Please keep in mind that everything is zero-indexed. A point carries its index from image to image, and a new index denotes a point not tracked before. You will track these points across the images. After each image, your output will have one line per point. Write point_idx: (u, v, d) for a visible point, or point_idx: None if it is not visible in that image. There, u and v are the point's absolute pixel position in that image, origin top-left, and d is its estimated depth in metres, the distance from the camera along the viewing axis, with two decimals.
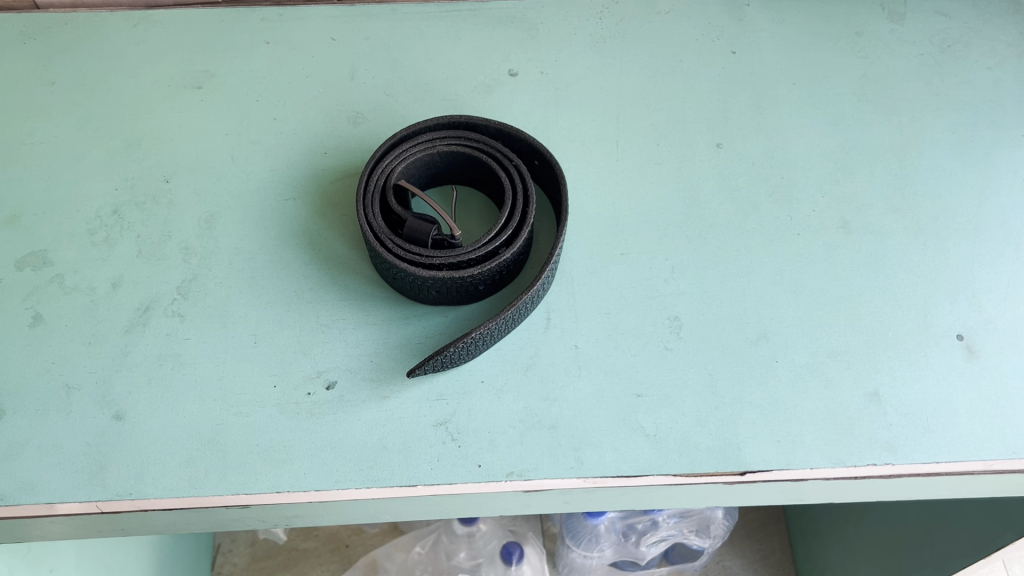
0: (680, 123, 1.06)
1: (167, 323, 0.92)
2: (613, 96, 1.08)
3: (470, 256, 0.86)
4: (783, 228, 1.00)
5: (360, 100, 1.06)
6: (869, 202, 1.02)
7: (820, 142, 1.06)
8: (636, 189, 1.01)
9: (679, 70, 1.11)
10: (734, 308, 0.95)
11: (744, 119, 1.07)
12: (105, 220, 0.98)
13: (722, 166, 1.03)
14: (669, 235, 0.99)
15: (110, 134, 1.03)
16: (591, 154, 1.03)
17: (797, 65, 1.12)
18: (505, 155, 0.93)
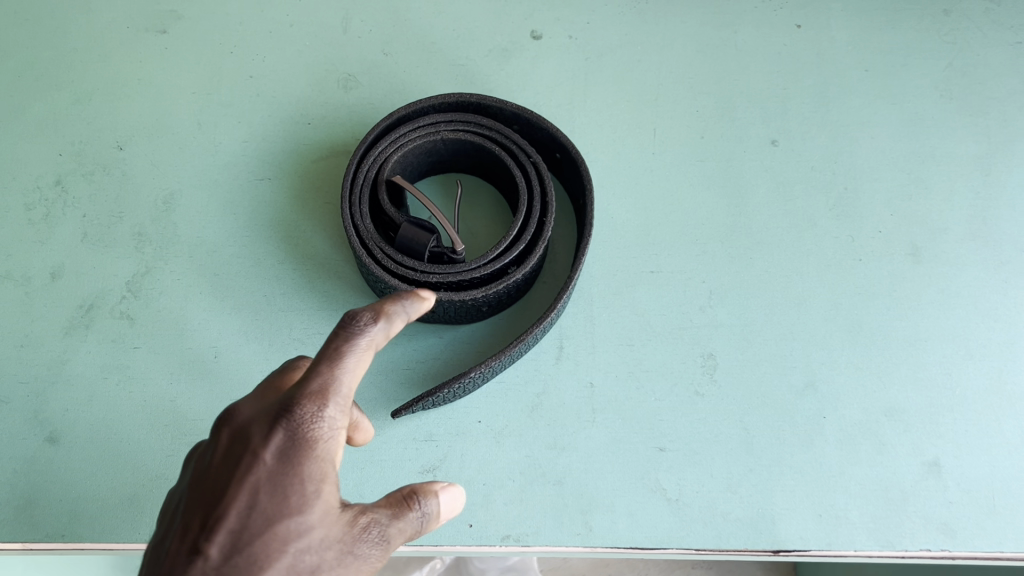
0: (730, 111, 0.96)
1: (114, 326, 0.84)
2: (654, 71, 0.97)
3: (473, 275, 0.77)
4: (841, 251, 0.90)
5: (353, 61, 0.96)
6: (946, 225, 0.92)
7: (890, 147, 0.95)
8: (674, 190, 0.92)
9: (732, 44, 0.99)
10: (778, 347, 0.86)
11: (805, 111, 0.96)
12: (46, 193, 0.89)
13: (775, 168, 0.93)
14: (708, 252, 0.89)
15: (56, 85, 0.94)
16: (622, 143, 0.93)
17: (871, 48, 1.00)
18: (522, 149, 0.83)
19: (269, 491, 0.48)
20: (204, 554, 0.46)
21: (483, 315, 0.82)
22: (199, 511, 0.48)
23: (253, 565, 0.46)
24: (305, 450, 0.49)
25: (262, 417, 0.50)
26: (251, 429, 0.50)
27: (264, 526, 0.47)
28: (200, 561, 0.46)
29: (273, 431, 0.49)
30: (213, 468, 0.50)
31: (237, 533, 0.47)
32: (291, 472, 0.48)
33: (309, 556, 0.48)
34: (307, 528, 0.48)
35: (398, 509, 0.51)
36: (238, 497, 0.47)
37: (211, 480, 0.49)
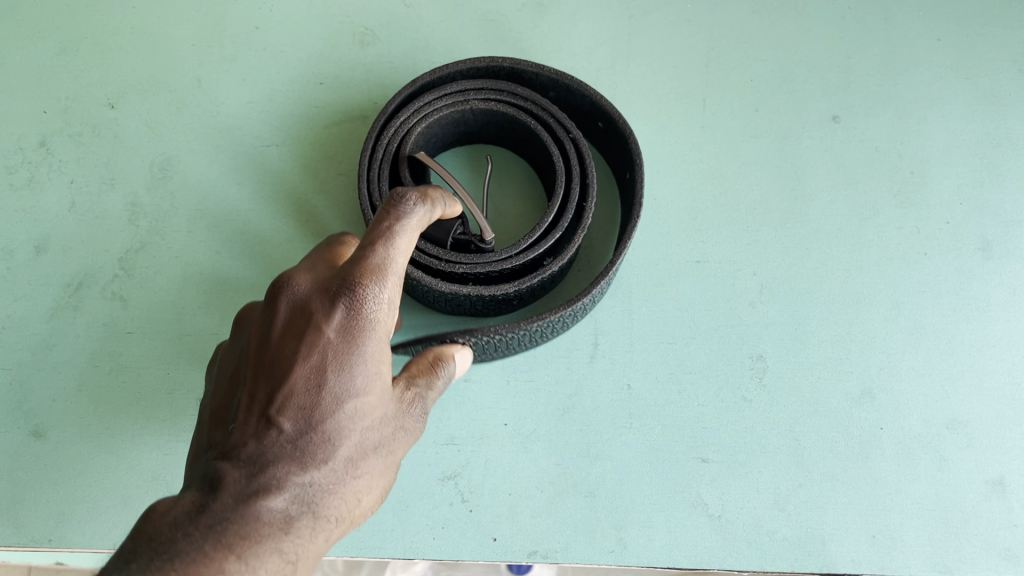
0: (787, 82, 0.86)
1: (105, 307, 0.76)
2: (703, 34, 0.87)
3: (504, 266, 0.69)
4: (906, 244, 0.82)
5: (371, 13, 0.86)
6: (1020, 217, 0.84)
7: (962, 127, 0.86)
8: (723, 170, 0.83)
9: (791, 6, 0.89)
10: (833, 351, 0.79)
11: (870, 84, 0.87)
12: (29, 156, 0.81)
13: (836, 148, 0.85)
14: (761, 241, 0.81)
15: (40, 33, 0.84)
16: (668, 116, 0.84)
17: (945, 13, 0.90)
18: (561, 123, 0.74)
19: (336, 368, 0.50)
20: (278, 425, 0.50)
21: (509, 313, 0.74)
22: (268, 381, 0.51)
23: (322, 437, 0.50)
24: (367, 330, 0.51)
25: (324, 291, 0.52)
26: (313, 304, 0.51)
27: (331, 404, 0.50)
28: (275, 431, 0.50)
29: (336, 309, 0.51)
30: (274, 340, 0.52)
31: (306, 407, 0.50)
32: (354, 350, 0.51)
33: (368, 431, 0.51)
34: (370, 404, 0.51)
35: (427, 378, 0.58)
36: (306, 370, 0.50)
37: (276, 350, 0.52)
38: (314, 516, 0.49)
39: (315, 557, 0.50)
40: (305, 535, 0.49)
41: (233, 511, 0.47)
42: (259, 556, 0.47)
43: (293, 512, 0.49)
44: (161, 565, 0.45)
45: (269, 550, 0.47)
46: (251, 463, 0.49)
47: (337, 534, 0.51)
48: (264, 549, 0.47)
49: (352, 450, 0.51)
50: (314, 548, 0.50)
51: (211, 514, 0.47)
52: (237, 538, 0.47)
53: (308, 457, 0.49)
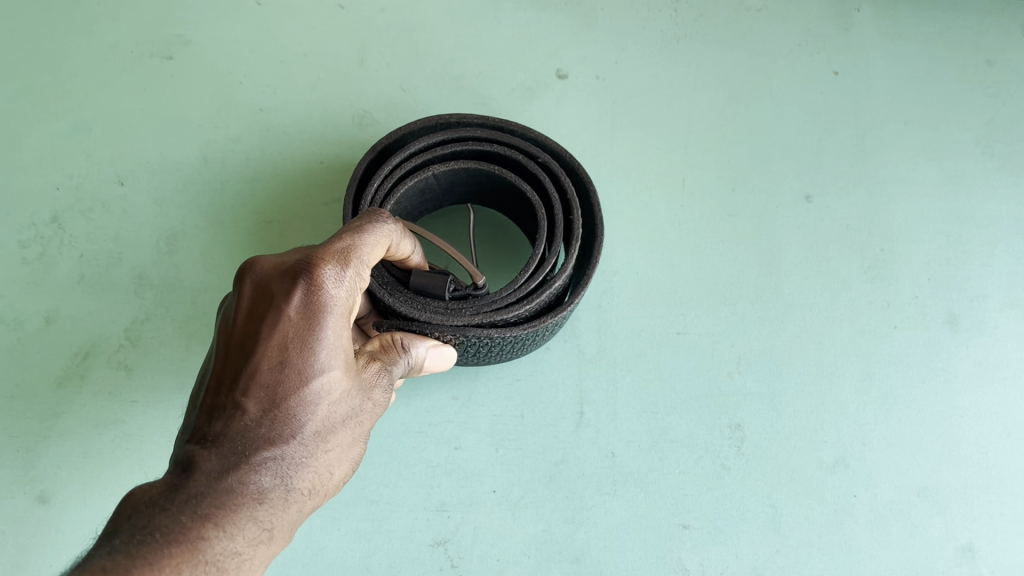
0: (764, 164, 0.91)
1: (111, 377, 0.80)
2: (683, 117, 0.92)
3: (505, 303, 0.66)
4: (877, 318, 0.86)
5: (370, 96, 0.91)
6: (984, 291, 0.88)
7: (929, 206, 0.91)
8: (702, 246, 0.87)
9: (765, 90, 0.95)
10: (808, 421, 0.82)
11: (841, 165, 0.92)
12: (41, 230, 0.84)
13: (809, 227, 0.89)
14: (738, 313, 0.85)
15: (54, 113, 0.89)
16: (650, 194, 0.89)
17: (911, 100, 0.96)
18: (526, 152, 0.73)
19: (299, 346, 0.53)
20: (245, 404, 0.52)
21: (501, 360, 0.75)
22: (236, 359, 0.54)
23: (289, 412, 0.53)
24: (324, 307, 0.54)
25: (281, 275, 0.55)
26: (274, 285, 0.54)
27: (297, 379, 0.53)
28: (242, 409, 0.52)
29: (296, 292, 0.54)
30: (239, 325, 0.55)
31: (272, 385, 0.53)
32: (316, 327, 0.54)
33: (334, 404, 0.55)
34: (335, 379, 0.55)
35: (391, 357, 0.61)
36: (270, 350, 0.53)
37: (240, 337, 0.54)
38: (285, 486, 0.52)
39: (289, 529, 0.53)
40: (279, 505, 0.52)
41: (209, 485, 0.49)
42: (239, 526, 0.49)
43: (266, 483, 0.51)
44: (143, 539, 0.46)
45: (247, 519, 0.50)
46: (222, 439, 0.51)
47: (307, 507, 0.54)
48: (242, 519, 0.50)
49: (320, 423, 0.54)
50: (290, 516, 0.53)
51: (187, 489, 0.49)
52: (214, 509, 0.49)
53: (278, 432, 0.52)
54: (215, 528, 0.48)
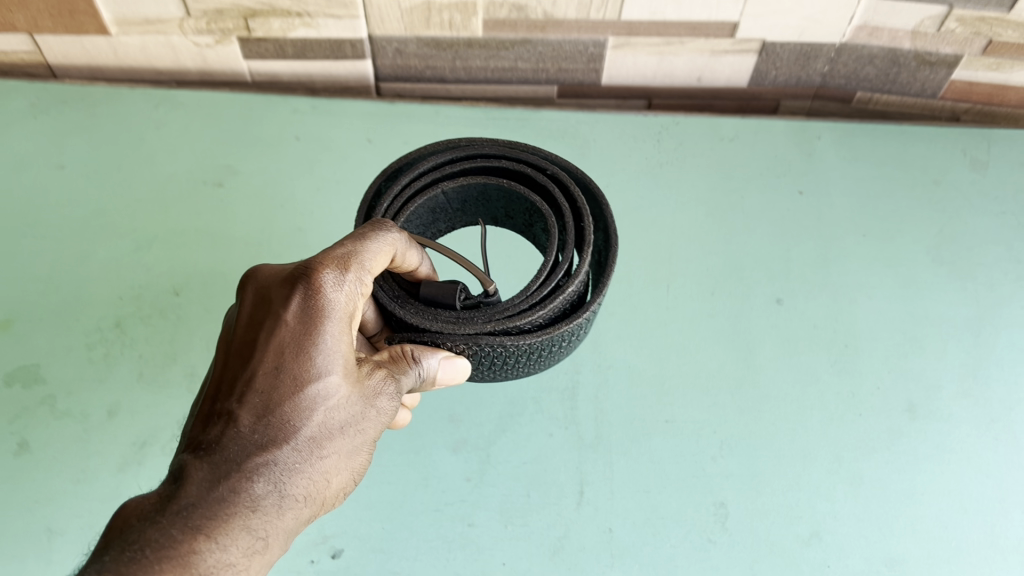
0: (737, 272, 1.05)
1: (165, 463, 0.91)
2: (666, 231, 1.08)
3: (519, 307, 0.71)
4: (845, 405, 0.97)
5: None
6: (939, 383, 0.98)
7: (888, 307, 1.03)
8: (686, 343, 0.99)
9: (739, 207, 1.10)
10: (785, 498, 0.92)
11: (807, 272, 1.05)
12: (106, 334, 0.98)
13: (782, 326, 1.01)
14: (720, 402, 0.96)
15: (121, 232, 1.05)
16: (638, 299, 1.02)
17: (867, 215, 1.10)
18: (537, 165, 0.80)
19: (292, 359, 0.61)
20: (242, 414, 0.60)
21: (523, 370, 0.80)
22: (238, 373, 0.62)
23: (281, 420, 0.60)
24: (315, 322, 0.62)
25: (280, 294, 0.63)
26: (273, 305, 0.63)
27: (288, 390, 0.61)
28: (240, 420, 0.60)
29: (291, 304, 0.63)
30: (243, 342, 0.63)
31: (266, 396, 0.61)
32: (307, 342, 0.62)
33: (326, 412, 0.62)
34: (327, 388, 0.62)
35: (401, 366, 0.69)
36: (265, 366, 0.61)
37: (242, 346, 0.63)
38: (276, 492, 0.59)
39: (283, 530, 0.60)
40: (270, 512, 0.59)
41: (203, 494, 0.57)
42: (230, 535, 0.56)
43: (258, 489, 0.58)
44: (134, 555, 0.53)
45: (238, 524, 0.57)
46: (219, 449, 0.59)
47: (300, 512, 0.61)
48: (234, 526, 0.57)
49: (312, 430, 0.61)
50: (285, 518, 0.59)
51: (180, 501, 0.57)
52: (205, 518, 0.56)
53: (271, 440, 0.60)
54: (205, 536, 0.55)
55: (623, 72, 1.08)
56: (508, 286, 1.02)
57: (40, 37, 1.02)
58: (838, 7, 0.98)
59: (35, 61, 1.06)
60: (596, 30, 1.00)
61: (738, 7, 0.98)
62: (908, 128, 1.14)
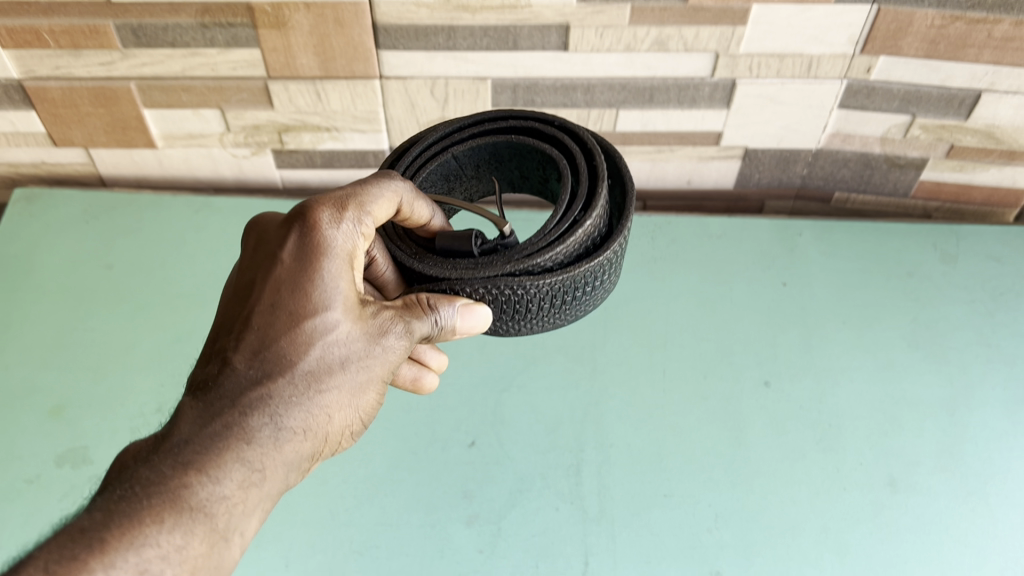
0: (728, 358, 1.14)
1: None
2: (661, 320, 1.18)
3: (537, 246, 0.73)
4: (830, 480, 1.03)
5: None
6: (918, 459, 1.05)
7: (868, 390, 1.11)
8: (682, 423, 1.07)
9: (727, 297, 1.20)
10: (778, 568, 0.96)
11: (793, 358, 1.14)
12: (148, 417, 1.05)
13: (770, 407, 1.09)
14: (714, 479, 1.03)
15: (162, 324, 1.15)
16: (637, 382, 1.11)
17: (848, 305, 1.19)
18: (545, 119, 0.84)
19: (289, 296, 0.67)
20: (241, 353, 0.66)
21: (554, 325, 0.82)
22: (240, 314, 0.68)
23: (276, 356, 0.65)
24: (312, 259, 0.68)
25: (281, 237, 0.70)
26: (274, 248, 0.69)
27: (283, 327, 0.66)
28: (239, 358, 0.66)
29: (290, 243, 0.69)
30: (245, 286, 0.69)
31: (262, 334, 0.66)
32: (302, 281, 0.67)
33: (321, 347, 0.67)
34: (322, 324, 0.67)
35: (416, 311, 0.72)
36: (263, 306, 0.67)
37: (245, 288, 0.69)
38: (270, 427, 0.64)
39: (280, 460, 0.65)
40: (265, 446, 0.64)
41: (199, 429, 0.62)
42: (223, 466, 0.61)
43: (253, 421, 0.63)
44: (125, 492, 0.59)
45: (231, 455, 0.62)
46: (218, 386, 0.65)
47: (297, 447, 0.66)
48: (228, 456, 0.62)
49: (308, 365, 0.66)
50: (281, 447, 0.65)
51: (176, 437, 0.62)
52: (199, 451, 0.61)
53: (266, 374, 0.65)
54: (196, 467, 0.61)
55: None
56: (514, 370, 1.13)
57: (93, 151, 1.24)
58: (811, 120, 1.20)
59: (90, 175, 1.29)
60: None
61: (721, 119, 1.21)
62: (882, 227, 1.28)
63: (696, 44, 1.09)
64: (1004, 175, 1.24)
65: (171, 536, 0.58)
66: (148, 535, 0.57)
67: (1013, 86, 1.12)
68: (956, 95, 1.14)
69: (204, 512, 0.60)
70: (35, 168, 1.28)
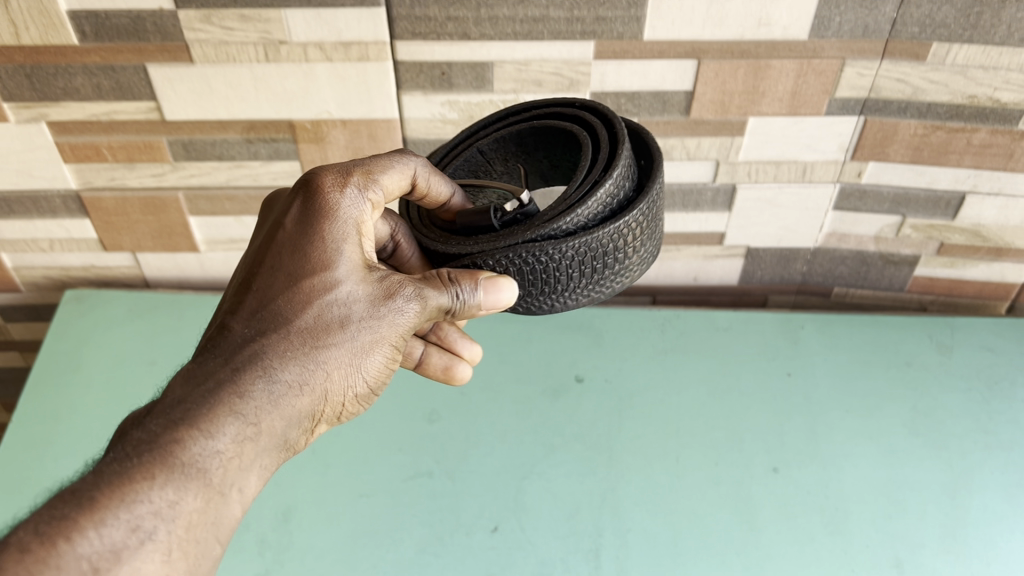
0: (738, 445, 1.19)
1: None
2: (673, 408, 1.24)
3: (557, 209, 0.75)
4: (839, 563, 1.06)
5: (438, 400, 1.27)
6: (922, 541, 1.08)
7: (872, 474, 1.16)
8: (695, 508, 1.12)
9: (735, 387, 1.27)
10: None
11: (799, 445, 1.19)
12: None
13: (780, 494, 1.14)
14: (727, 563, 1.07)
15: None
16: (652, 469, 1.17)
17: (851, 393, 1.26)
18: (567, 105, 0.90)
19: (290, 262, 0.74)
20: (242, 319, 0.73)
21: (589, 297, 0.83)
22: (247, 283, 0.75)
23: (273, 317, 0.72)
24: (310, 228, 0.75)
25: (286, 213, 0.78)
26: (280, 223, 0.77)
27: (281, 290, 0.73)
28: (241, 323, 0.73)
29: (292, 216, 0.77)
30: (254, 260, 0.77)
31: (261, 301, 0.73)
32: (300, 250, 0.75)
33: (317, 307, 0.73)
34: (318, 285, 0.73)
35: (438, 285, 0.77)
36: (265, 276, 0.75)
37: (254, 262, 0.77)
38: (262, 382, 0.69)
39: (275, 410, 0.70)
40: (260, 397, 0.69)
41: (196, 384, 0.68)
42: (216, 412, 0.66)
43: (247, 375, 0.69)
44: (122, 446, 0.63)
45: (224, 402, 0.67)
46: (219, 348, 0.71)
47: (294, 400, 0.72)
48: (221, 404, 0.67)
49: (303, 324, 0.72)
50: (276, 397, 0.70)
51: (176, 393, 0.68)
52: (194, 402, 0.67)
53: (263, 334, 0.71)
54: (188, 415, 0.65)
55: None
56: (535, 456, 1.19)
57: (140, 255, 1.34)
58: (809, 221, 1.29)
59: (135, 277, 1.39)
60: None
61: (723, 221, 1.30)
62: (878, 319, 1.36)
63: (698, 152, 1.20)
64: (993, 270, 1.32)
65: (165, 491, 0.62)
66: (142, 491, 0.60)
67: (994, 189, 1.21)
68: (943, 196, 1.23)
69: (197, 467, 0.64)
70: (86, 270, 1.37)
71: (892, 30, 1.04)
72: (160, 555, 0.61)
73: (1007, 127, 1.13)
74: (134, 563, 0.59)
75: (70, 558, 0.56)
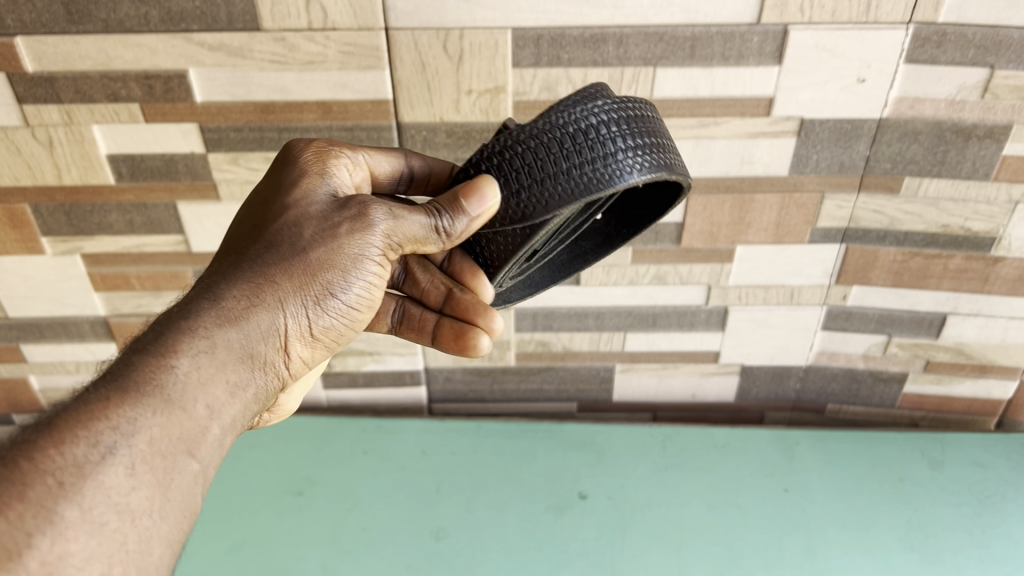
0: (738, 560, 1.22)
1: None
2: (673, 523, 1.28)
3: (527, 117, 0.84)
4: None
5: (444, 517, 1.30)
6: None
7: None
8: None
9: (734, 502, 1.31)
10: None
11: (798, 559, 1.22)
12: None
13: None
14: None
15: (218, 535, 1.28)
16: None
17: (846, 508, 1.29)
18: None
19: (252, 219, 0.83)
20: (211, 270, 0.80)
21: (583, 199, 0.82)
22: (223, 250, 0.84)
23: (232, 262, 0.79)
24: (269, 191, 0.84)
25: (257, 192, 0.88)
26: (251, 200, 0.87)
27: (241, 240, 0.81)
28: (210, 273, 0.80)
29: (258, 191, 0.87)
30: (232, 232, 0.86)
31: (227, 254, 0.81)
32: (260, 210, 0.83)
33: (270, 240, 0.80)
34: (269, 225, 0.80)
35: (424, 208, 0.83)
36: (235, 238, 0.83)
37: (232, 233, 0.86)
38: (214, 301, 0.75)
39: (234, 320, 0.75)
40: (213, 315, 0.74)
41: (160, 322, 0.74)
42: (170, 330, 0.72)
43: (201, 300, 0.75)
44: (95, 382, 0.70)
45: (179, 323, 0.73)
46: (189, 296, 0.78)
47: (255, 315, 0.76)
48: (177, 324, 0.73)
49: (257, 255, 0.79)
50: (236, 310, 0.75)
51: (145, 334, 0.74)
52: (154, 332, 0.73)
53: (223, 274, 0.78)
54: (144, 341, 0.71)
55: (630, 391, 1.46)
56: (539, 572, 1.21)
57: None
58: (799, 342, 1.35)
59: None
60: (606, 359, 1.40)
61: (718, 341, 1.36)
62: (870, 436, 1.41)
63: (690, 277, 1.27)
64: (979, 386, 1.38)
65: (121, 412, 0.65)
66: (100, 411, 0.65)
67: (973, 309, 1.27)
68: (925, 317, 1.29)
69: (153, 386, 0.68)
70: None
71: (866, 165, 1.13)
72: (126, 469, 0.64)
73: (980, 253, 1.20)
74: (99, 477, 0.62)
75: (33, 474, 0.60)
